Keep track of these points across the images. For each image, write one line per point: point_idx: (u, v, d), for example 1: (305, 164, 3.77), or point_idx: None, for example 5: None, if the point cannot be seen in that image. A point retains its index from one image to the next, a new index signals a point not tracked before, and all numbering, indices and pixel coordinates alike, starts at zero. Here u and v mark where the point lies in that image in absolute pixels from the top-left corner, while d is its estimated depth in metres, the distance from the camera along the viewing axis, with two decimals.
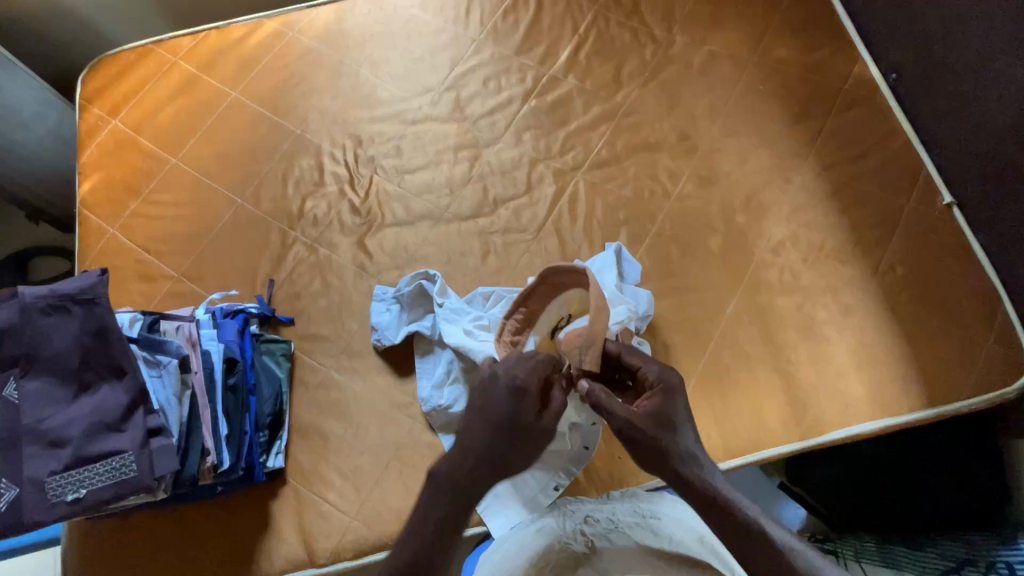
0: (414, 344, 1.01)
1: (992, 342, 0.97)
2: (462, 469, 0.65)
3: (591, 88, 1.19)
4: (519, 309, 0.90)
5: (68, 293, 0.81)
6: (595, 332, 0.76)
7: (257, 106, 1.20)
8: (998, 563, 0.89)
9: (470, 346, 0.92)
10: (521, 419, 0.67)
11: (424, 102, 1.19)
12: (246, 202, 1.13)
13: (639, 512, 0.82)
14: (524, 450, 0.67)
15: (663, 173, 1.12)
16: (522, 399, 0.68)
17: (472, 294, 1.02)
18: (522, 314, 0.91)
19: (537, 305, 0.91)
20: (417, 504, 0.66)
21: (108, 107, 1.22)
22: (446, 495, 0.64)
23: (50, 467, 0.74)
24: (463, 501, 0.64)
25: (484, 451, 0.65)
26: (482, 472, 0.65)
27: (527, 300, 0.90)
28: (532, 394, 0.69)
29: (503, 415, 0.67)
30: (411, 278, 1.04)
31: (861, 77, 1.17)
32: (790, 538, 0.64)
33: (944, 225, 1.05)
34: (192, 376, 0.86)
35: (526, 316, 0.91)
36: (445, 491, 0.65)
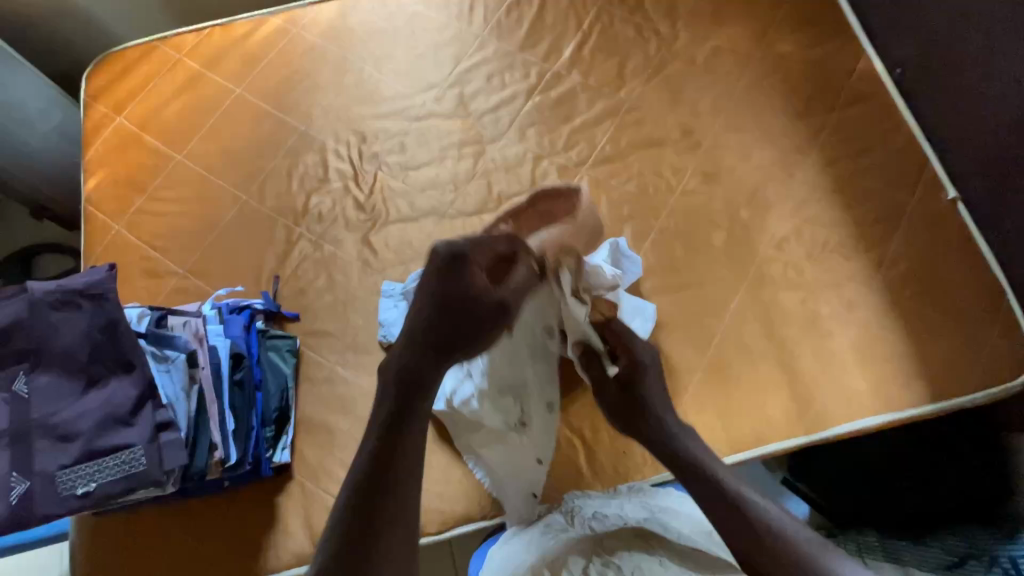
0: None
1: (996, 338, 0.97)
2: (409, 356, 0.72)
3: (594, 84, 1.19)
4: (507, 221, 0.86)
5: (76, 288, 0.81)
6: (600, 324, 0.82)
7: (262, 102, 1.20)
8: (1000, 556, 0.92)
9: None
10: (470, 293, 0.73)
11: (428, 98, 1.19)
12: (251, 199, 1.13)
13: (647, 508, 0.83)
14: (462, 330, 0.73)
15: (667, 169, 1.12)
16: (465, 270, 0.72)
17: None
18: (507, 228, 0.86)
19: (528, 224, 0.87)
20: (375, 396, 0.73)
21: (112, 104, 1.22)
22: (391, 381, 0.72)
23: (60, 461, 0.75)
24: (406, 388, 0.70)
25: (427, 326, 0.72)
26: (427, 359, 0.72)
27: (514, 216, 0.87)
28: (478, 267, 0.74)
29: (443, 292, 0.72)
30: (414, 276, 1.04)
31: (866, 72, 1.17)
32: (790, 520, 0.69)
33: (949, 220, 1.05)
34: (199, 371, 0.88)
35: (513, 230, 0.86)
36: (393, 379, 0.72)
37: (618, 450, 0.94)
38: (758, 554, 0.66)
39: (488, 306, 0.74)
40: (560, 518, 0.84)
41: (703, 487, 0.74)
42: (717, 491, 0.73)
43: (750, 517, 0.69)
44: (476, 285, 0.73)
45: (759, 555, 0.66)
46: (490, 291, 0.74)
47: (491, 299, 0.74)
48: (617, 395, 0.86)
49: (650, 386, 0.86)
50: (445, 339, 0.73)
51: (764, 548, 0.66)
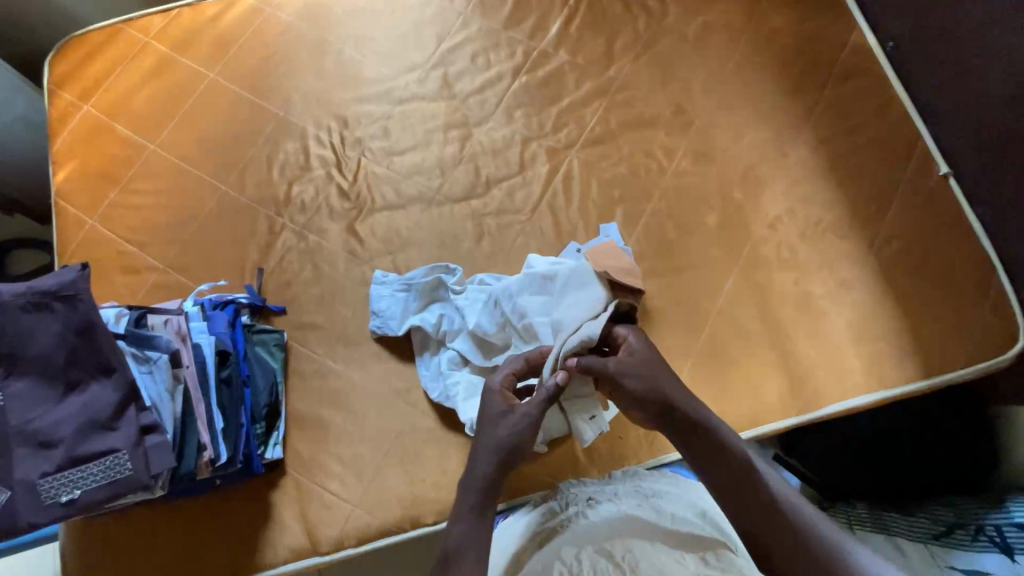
0: (413, 336, 1.00)
1: (987, 313, 0.98)
2: (485, 423, 0.76)
3: (583, 62, 1.15)
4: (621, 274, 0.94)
5: (48, 289, 0.77)
6: (638, 348, 0.77)
7: (237, 87, 1.15)
8: (987, 526, 0.95)
9: (458, 344, 0.97)
10: (493, 433, 0.74)
11: (411, 80, 1.15)
12: (230, 189, 1.09)
13: (641, 492, 0.81)
14: (504, 428, 0.74)
15: (659, 150, 1.10)
16: (492, 400, 0.77)
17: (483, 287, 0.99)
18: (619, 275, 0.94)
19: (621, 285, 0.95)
20: (476, 450, 0.75)
21: (79, 92, 1.16)
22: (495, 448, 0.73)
23: (42, 469, 0.72)
24: (510, 453, 0.73)
25: (485, 424, 0.76)
26: (501, 443, 0.73)
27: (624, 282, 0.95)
28: (495, 399, 0.76)
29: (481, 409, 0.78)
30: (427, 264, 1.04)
31: (859, 46, 1.14)
32: (792, 494, 0.67)
33: (941, 196, 1.04)
34: (183, 370, 0.84)
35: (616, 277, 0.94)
36: (493, 448, 0.73)
37: (615, 435, 0.94)
38: (769, 541, 0.64)
39: (521, 422, 0.74)
40: (554, 506, 0.82)
41: (721, 469, 0.69)
42: (739, 472, 0.68)
43: (764, 497, 0.66)
44: (505, 405, 0.76)
45: (768, 540, 0.64)
46: (520, 409, 0.75)
47: (524, 409, 0.74)
48: (639, 359, 0.76)
49: (651, 352, 0.77)
50: (491, 414, 0.76)
51: (776, 536, 0.63)
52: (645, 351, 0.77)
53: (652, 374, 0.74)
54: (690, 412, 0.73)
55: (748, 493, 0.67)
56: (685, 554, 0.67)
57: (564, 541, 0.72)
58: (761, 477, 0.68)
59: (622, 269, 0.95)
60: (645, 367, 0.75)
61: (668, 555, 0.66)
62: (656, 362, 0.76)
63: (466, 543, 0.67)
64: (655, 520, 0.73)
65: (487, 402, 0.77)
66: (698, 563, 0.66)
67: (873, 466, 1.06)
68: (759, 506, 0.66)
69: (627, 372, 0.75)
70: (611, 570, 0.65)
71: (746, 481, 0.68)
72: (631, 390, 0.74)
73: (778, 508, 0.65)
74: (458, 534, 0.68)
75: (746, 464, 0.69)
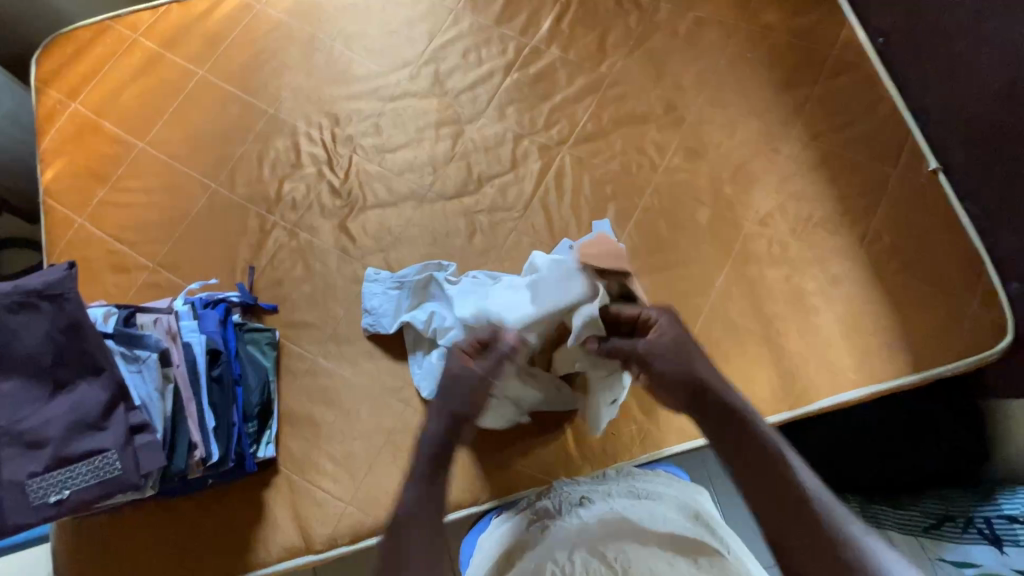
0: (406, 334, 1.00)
1: (976, 307, 0.98)
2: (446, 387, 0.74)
3: (574, 59, 1.15)
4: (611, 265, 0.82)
5: (34, 288, 0.76)
6: (667, 329, 0.75)
7: (227, 85, 1.15)
8: (977, 518, 0.97)
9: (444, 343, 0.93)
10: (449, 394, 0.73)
11: (403, 76, 1.15)
12: (220, 187, 1.09)
13: (634, 492, 0.81)
14: (457, 388, 0.73)
15: (651, 146, 1.10)
16: (451, 359, 0.75)
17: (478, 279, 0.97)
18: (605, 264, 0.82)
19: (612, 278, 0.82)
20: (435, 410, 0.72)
21: (66, 89, 1.15)
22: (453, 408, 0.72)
23: (29, 469, 0.72)
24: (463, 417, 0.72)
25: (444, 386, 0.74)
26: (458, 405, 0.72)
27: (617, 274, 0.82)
28: (456, 358, 0.75)
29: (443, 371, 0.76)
30: (420, 262, 1.03)
31: (849, 42, 1.15)
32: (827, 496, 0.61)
33: (930, 191, 1.05)
34: (173, 369, 0.84)
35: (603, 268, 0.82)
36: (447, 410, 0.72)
37: (607, 431, 0.95)
38: (793, 540, 0.59)
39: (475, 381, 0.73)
40: (548, 504, 0.82)
41: (748, 460, 0.64)
42: (768, 464, 0.63)
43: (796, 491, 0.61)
44: (462, 365, 0.74)
45: (795, 539, 0.58)
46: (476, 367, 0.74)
47: (479, 369, 0.74)
48: (668, 341, 0.74)
49: (682, 332, 0.76)
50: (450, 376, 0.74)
51: (801, 533, 0.58)
52: (677, 334, 0.75)
53: (684, 356, 0.73)
54: (715, 392, 0.70)
55: (777, 486, 0.61)
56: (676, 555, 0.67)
57: (556, 543, 0.72)
58: (793, 472, 0.62)
59: (609, 254, 0.82)
60: (672, 348, 0.73)
61: (660, 559, 0.66)
62: (690, 345, 0.74)
63: (414, 511, 0.64)
64: (647, 520, 0.73)
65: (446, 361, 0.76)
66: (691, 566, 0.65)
67: (865, 461, 1.06)
68: (791, 502, 0.60)
69: (659, 355, 0.73)
70: (604, 572, 0.66)
71: (774, 474, 0.62)
72: (660, 372, 0.73)
73: (810, 504, 0.60)
74: (409, 500, 0.65)
75: (774, 455, 0.64)
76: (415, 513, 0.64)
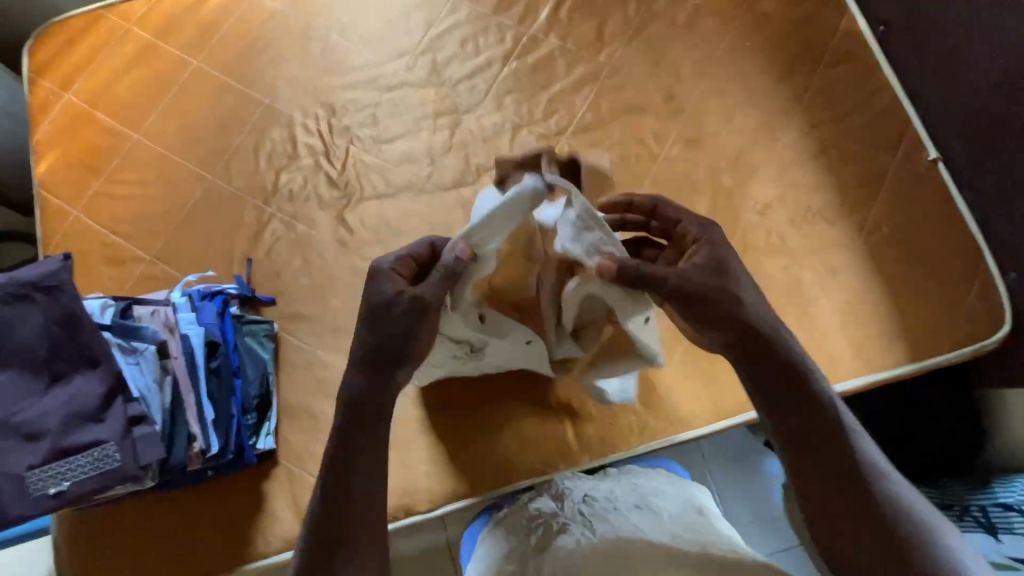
0: None
1: (974, 297, 0.98)
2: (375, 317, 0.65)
3: (573, 48, 1.14)
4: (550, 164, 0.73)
5: (29, 280, 0.76)
6: (714, 256, 0.66)
7: (222, 74, 1.13)
8: (971, 506, 0.97)
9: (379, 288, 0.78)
10: (374, 330, 0.65)
11: (400, 66, 1.13)
12: (217, 178, 1.08)
13: (637, 492, 0.81)
14: (383, 318, 0.65)
15: (649, 136, 1.09)
16: (381, 285, 0.65)
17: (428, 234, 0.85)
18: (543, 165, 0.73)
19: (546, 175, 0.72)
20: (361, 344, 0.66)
21: (59, 80, 1.14)
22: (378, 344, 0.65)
23: (28, 462, 0.72)
24: (388, 362, 0.65)
25: (374, 311, 0.65)
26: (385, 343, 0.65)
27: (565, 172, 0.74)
28: (386, 283, 0.65)
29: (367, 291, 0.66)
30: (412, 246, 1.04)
31: (851, 30, 1.14)
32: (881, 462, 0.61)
33: (930, 181, 1.04)
34: (171, 361, 0.85)
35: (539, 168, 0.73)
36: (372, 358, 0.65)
37: (606, 421, 0.95)
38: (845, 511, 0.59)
39: (413, 306, 0.64)
40: (549, 502, 0.83)
41: (806, 425, 0.62)
42: (828, 429, 0.62)
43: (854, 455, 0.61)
44: (394, 291, 0.65)
45: (840, 507, 0.59)
46: (411, 290, 0.65)
47: (416, 292, 0.65)
48: (710, 270, 0.66)
49: (725, 251, 0.67)
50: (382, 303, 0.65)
51: (856, 501, 0.59)
52: (720, 256, 0.66)
53: (732, 286, 0.66)
54: (757, 330, 0.65)
55: (834, 452, 0.61)
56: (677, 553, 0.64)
57: (555, 546, 0.70)
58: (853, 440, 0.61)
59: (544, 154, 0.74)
60: (721, 280, 0.65)
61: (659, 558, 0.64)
62: (733, 270, 0.66)
63: (354, 477, 0.63)
64: (649, 521, 0.72)
65: (376, 284, 0.66)
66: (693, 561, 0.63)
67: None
68: (849, 472, 0.60)
69: (695, 280, 0.65)
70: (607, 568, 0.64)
71: (840, 442, 0.61)
72: (695, 295, 0.65)
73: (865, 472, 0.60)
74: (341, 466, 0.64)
75: (841, 424, 0.62)
76: (359, 459, 0.63)
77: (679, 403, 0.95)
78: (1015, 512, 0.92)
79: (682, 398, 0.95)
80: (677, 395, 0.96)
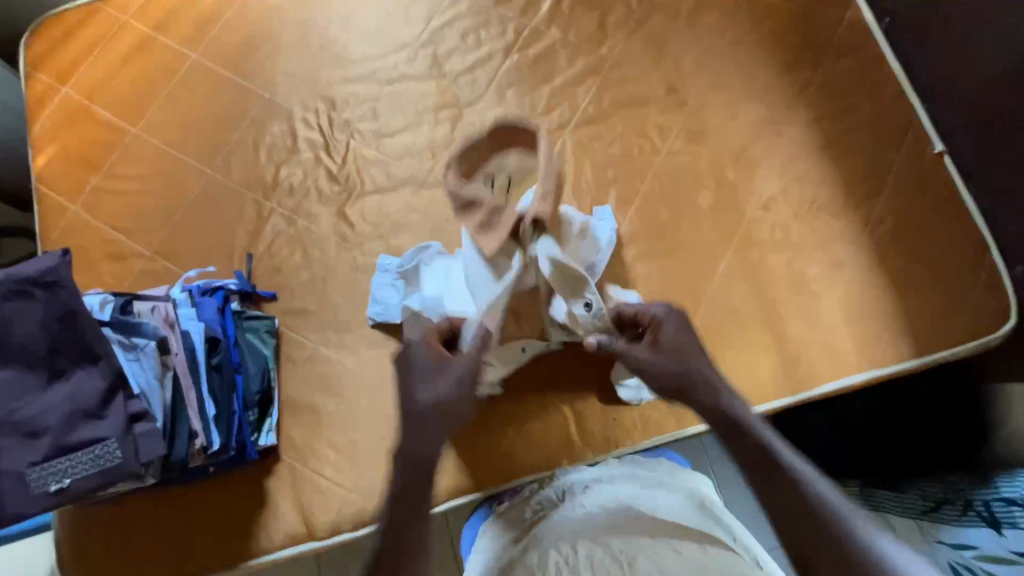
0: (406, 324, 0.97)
1: (979, 291, 0.98)
2: (420, 382, 0.71)
3: (575, 40, 1.13)
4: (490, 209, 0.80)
5: (28, 276, 0.75)
6: (674, 338, 0.75)
7: (220, 68, 1.12)
8: (975, 501, 0.95)
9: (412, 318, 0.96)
10: (427, 390, 0.70)
11: (400, 59, 1.12)
12: (216, 173, 1.07)
13: (640, 481, 0.82)
14: (431, 380, 0.71)
15: (652, 130, 1.08)
16: (421, 353, 0.72)
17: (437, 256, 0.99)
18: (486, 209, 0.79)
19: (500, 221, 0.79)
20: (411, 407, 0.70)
21: (56, 74, 1.13)
22: (427, 410, 0.69)
23: (29, 459, 0.71)
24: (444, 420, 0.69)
25: (417, 378, 0.71)
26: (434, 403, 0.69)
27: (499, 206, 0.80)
28: (424, 352, 0.72)
29: (405, 363, 0.73)
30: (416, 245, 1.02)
31: (856, 21, 1.13)
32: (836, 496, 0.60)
33: (936, 174, 1.03)
34: (172, 357, 0.84)
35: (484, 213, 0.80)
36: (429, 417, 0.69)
37: (609, 417, 0.94)
38: (814, 546, 0.57)
39: (455, 373, 0.71)
40: (551, 496, 0.84)
41: (754, 466, 0.64)
42: (767, 467, 0.63)
43: (799, 487, 0.60)
44: (437, 359, 0.72)
45: (813, 550, 0.57)
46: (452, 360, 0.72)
47: (462, 360, 0.73)
48: (668, 346, 0.74)
49: (685, 333, 0.76)
50: (426, 370, 0.71)
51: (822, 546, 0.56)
52: (675, 340, 0.75)
53: (690, 363, 0.73)
54: (705, 397, 0.71)
55: (780, 488, 0.61)
56: (682, 541, 0.68)
57: (564, 533, 0.74)
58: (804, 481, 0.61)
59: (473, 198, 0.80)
60: (677, 352, 0.74)
61: (664, 548, 0.68)
62: (689, 352, 0.74)
63: (409, 520, 0.64)
64: (653, 506, 0.76)
65: (415, 356, 0.73)
66: (696, 549, 0.67)
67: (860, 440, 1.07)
68: (805, 517, 0.58)
69: (655, 364, 0.74)
70: None
71: (779, 480, 0.61)
72: (655, 377, 0.73)
73: (820, 506, 0.59)
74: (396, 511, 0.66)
75: (780, 461, 0.63)
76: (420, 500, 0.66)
77: None
78: (1017, 506, 0.90)
79: None
80: None
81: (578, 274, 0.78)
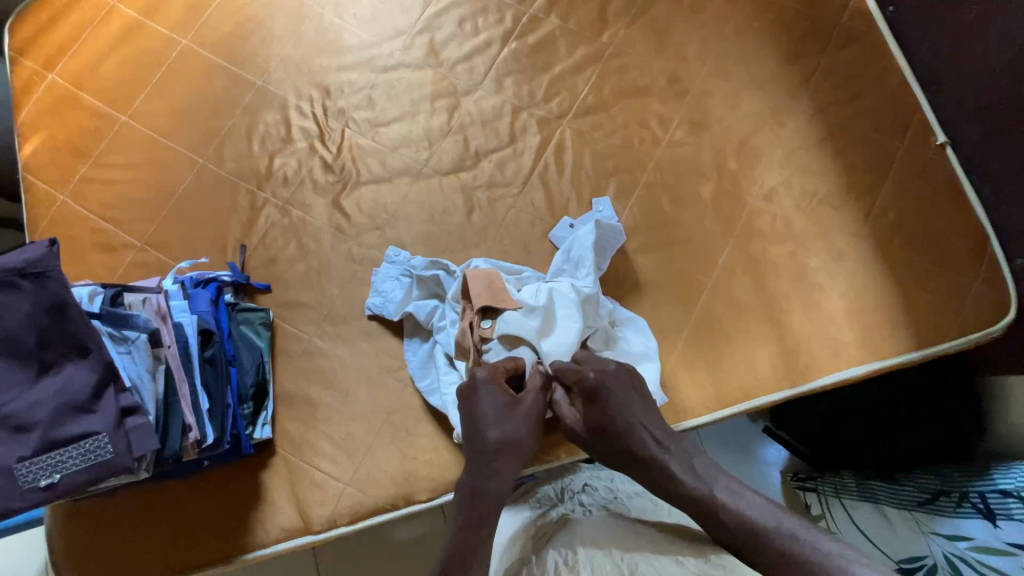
0: (409, 325, 0.97)
1: (980, 283, 0.97)
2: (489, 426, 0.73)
3: (575, 28, 1.11)
4: (471, 322, 0.87)
5: (14, 266, 0.71)
6: (601, 415, 0.75)
7: (212, 55, 1.10)
8: (971, 493, 0.94)
9: (449, 378, 0.90)
10: (496, 428, 0.73)
11: (396, 46, 1.10)
12: (209, 162, 1.05)
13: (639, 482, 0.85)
14: (506, 420, 0.74)
15: (653, 120, 1.07)
16: (492, 395, 0.74)
17: (449, 282, 0.96)
18: (470, 322, 0.87)
19: (479, 322, 0.87)
20: (478, 442, 0.73)
21: (42, 59, 1.10)
22: (498, 450, 0.72)
23: (18, 453, 0.69)
24: (513, 453, 0.73)
25: (492, 419, 0.73)
26: (508, 440, 0.73)
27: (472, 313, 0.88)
28: (495, 395, 0.74)
29: (473, 408, 0.74)
30: (429, 257, 1.00)
31: (859, 10, 1.12)
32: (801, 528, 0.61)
33: (938, 165, 1.03)
34: (165, 350, 0.80)
35: (471, 325, 0.87)
36: (498, 451, 0.72)
37: None
38: (744, 545, 0.62)
39: (524, 415, 0.75)
40: (552, 490, 0.84)
41: (684, 497, 0.69)
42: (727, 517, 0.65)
43: (752, 527, 0.63)
44: (506, 399, 0.75)
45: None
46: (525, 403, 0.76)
47: (532, 400, 0.77)
48: (589, 427, 0.76)
49: (618, 394, 0.76)
50: (497, 415, 0.74)
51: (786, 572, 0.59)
52: (601, 418, 0.75)
53: (621, 422, 0.74)
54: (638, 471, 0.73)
55: (741, 533, 0.63)
56: (687, 553, 0.62)
57: (563, 538, 0.68)
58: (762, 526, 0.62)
59: (465, 328, 0.87)
60: (600, 433, 0.75)
61: (667, 556, 0.61)
62: (611, 430, 0.75)
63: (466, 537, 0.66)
64: (652, 513, 0.77)
65: (485, 396, 0.74)
66: (700, 561, 0.61)
67: (849, 433, 1.08)
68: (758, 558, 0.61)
69: (580, 437, 0.78)
70: (608, 560, 0.61)
71: (725, 513, 0.65)
72: (589, 449, 0.77)
73: (783, 542, 0.60)
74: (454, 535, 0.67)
75: (733, 511, 0.65)
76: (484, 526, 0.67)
77: (681, 392, 0.94)
78: (1013, 498, 0.91)
79: (687, 387, 0.94)
80: (681, 384, 0.94)
81: (544, 312, 0.86)
